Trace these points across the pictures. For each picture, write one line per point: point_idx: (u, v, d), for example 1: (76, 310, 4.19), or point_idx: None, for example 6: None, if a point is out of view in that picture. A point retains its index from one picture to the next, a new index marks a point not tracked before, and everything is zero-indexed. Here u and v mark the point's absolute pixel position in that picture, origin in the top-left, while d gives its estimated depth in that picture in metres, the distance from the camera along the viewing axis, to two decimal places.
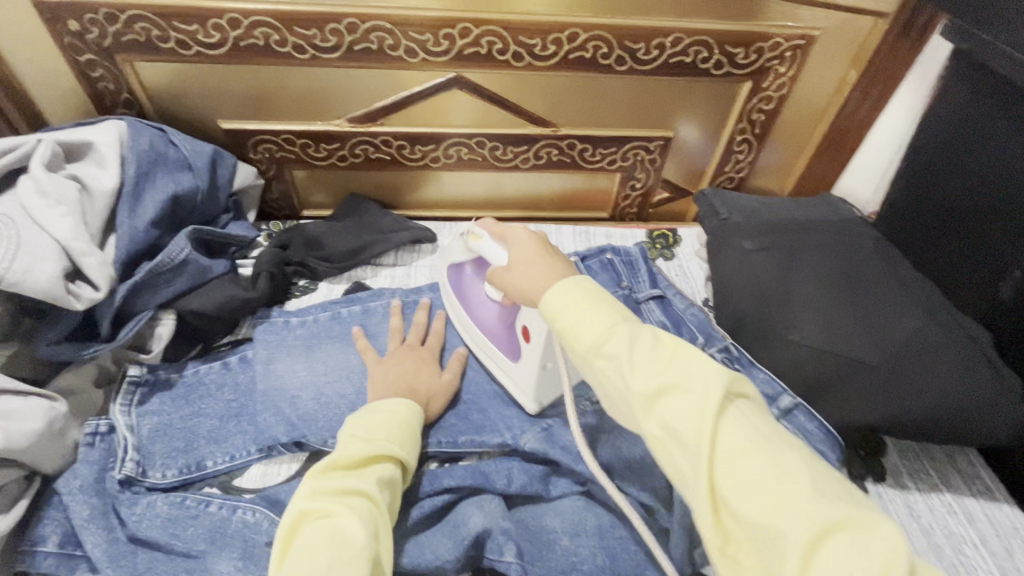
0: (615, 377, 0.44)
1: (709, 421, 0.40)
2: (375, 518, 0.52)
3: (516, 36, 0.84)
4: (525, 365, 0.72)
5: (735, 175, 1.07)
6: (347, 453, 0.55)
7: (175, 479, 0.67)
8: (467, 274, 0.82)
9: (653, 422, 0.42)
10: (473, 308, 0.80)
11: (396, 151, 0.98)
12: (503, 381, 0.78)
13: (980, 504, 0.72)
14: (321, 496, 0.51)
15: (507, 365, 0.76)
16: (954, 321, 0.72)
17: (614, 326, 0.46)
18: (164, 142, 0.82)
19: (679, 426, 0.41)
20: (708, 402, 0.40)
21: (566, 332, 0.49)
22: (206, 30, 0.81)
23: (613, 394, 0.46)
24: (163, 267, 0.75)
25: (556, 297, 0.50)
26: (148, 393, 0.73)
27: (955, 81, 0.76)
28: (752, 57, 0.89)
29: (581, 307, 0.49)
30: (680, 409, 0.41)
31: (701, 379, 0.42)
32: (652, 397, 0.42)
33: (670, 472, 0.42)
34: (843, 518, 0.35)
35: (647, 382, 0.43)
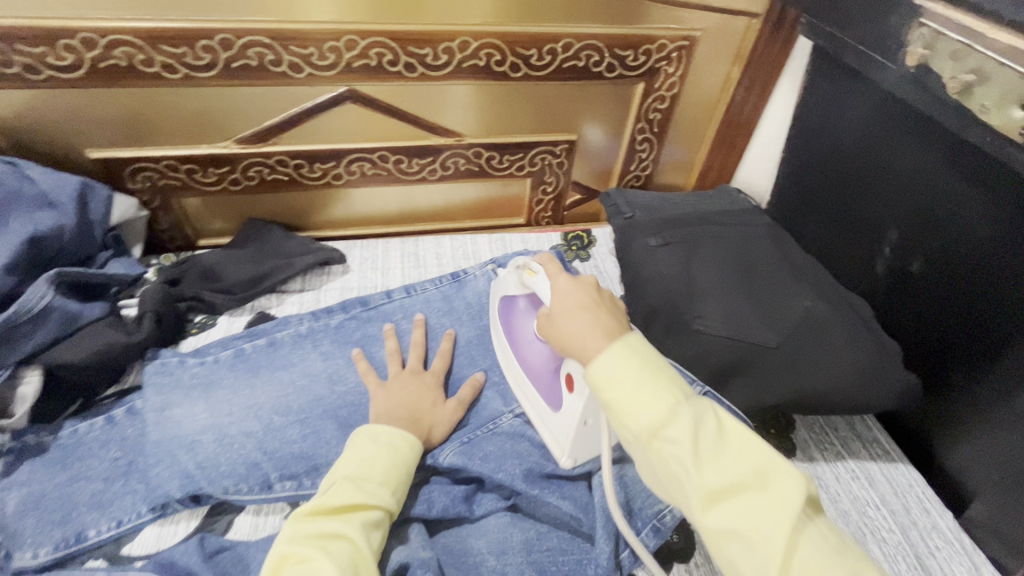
0: (676, 465, 0.45)
1: (784, 532, 0.41)
2: (354, 560, 0.51)
3: (406, 47, 0.82)
4: (564, 416, 0.67)
5: (641, 173, 1.10)
6: (336, 495, 0.55)
7: (50, 558, 0.60)
8: (519, 309, 0.77)
9: (713, 520, 0.44)
10: (523, 348, 0.75)
11: (294, 171, 0.93)
12: (539, 429, 0.72)
13: (880, 467, 0.77)
14: (302, 540, 0.52)
15: (546, 415, 0.71)
16: (843, 300, 0.77)
17: (674, 407, 0.47)
18: (18, 178, 0.74)
19: (747, 531, 0.42)
20: (781, 508, 0.42)
21: (618, 408, 0.49)
22: (56, 52, 0.73)
23: (667, 479, 0.47)
24: (21, 317, 0.66)
25: (607, 365, 0.50)
26: (15, 462, 0.65)
27: (818, 74, 0.81)
28: (641, 59, 0.92)
29: (638, 387, 0.48)
30: (749, 512, 0.43)
31: (772, 484, 0.44)
32: (715, 495, 0.44)
33: (728, 568, 0.44)
34: None
35: (714, 477, 0.44)
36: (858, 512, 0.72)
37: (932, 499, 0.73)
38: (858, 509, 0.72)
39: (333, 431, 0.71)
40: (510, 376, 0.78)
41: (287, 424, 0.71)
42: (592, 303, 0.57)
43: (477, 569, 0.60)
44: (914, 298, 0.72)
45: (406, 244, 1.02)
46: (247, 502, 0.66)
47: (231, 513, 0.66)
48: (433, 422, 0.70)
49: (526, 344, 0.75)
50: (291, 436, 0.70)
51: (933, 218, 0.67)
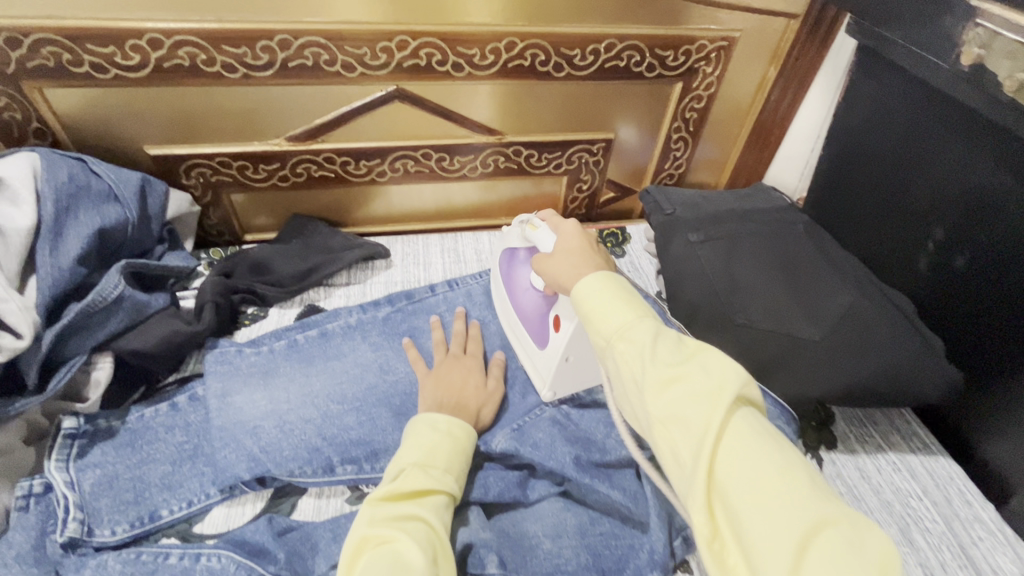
0: (633, 360, 0.47)
1: (719, 410, 0.43)
2: (432, 542, 0.53)
3: (455, 48, 0.84)
4: (549, 353, 0.73)
5: (675, 172, 1.12)
6: (408, 481, 0.57)
7: (126, 535, 0.62)
8: (518, 260, 0.81)
9: (659, 405, 0.45)
10: (517, 292, 0.80)
11: (340, 168, 0.96)
12: (527, 365, 0.80)
13: (920, 459, 0.78)
14: (380, 521, 0.54)
15: (533, 353, 0.77)
16: (883, 295, 0.78)
17: (639, 315, 0.50)
18: (86, 173, 0.76)
19: (687, 413, 0.44)
20: (717, 392, 0.44)
21: (591, 317, 0.52)
22: (124, 52, 0.76)
23: (623, 378, 0.49)
24: (95, 306, 0.69)
25: (585, 284, 0.54)
26: (88, 445, 0.67)
27: (860, 74, 0.83)
28: (681, 59, 0.94)
29: (609, 300, 0.52)
30: (691, 397, 0.44)
31: (714, 376, 0.45)
32: (662, 382, 0.45)
33: (666, 453, 0.45)
34: (833, 514, 0.39)
35: (664, 367, 0.46)
36: (900, 503, 0.73)
37: (974, 491, 0.74)
38: (900, 500, 0.73)
39: (388, 419, 0.73)
40: (507, 323, 0.83)
41: (343, 411, 0.73)
42: (589, 250, 0.62)
43: (533, 551, 0.62)
44: (960, 293, 0.73)
45: (445, 240, 1.04)
46: (310, 485, 0.69)
47: (295, 495, 0.69)
48: (485, 411, 0.72)
49: (519, 291, 0.80)
50: (348, 422, 0.72)
51: (981, 213, 0.68)
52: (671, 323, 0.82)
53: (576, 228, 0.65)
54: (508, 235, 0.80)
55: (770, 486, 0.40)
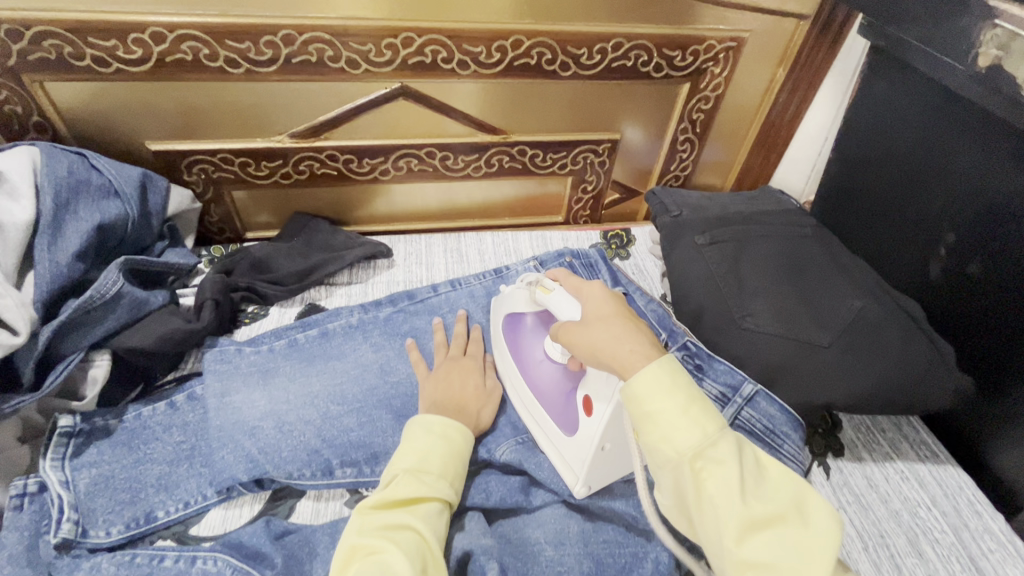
0: (717, 491, 0.44)
1: (818, 567, 0.41)
2: (422, 553, 0.51)
3: (461, 45, 0.83)
4: (580, 441, 0.64)
5: (681, 173, 1.11)
6: (400, 488, 0.56)
7: (121, 536, 0.61)
8: (528, 329, 0.76)
9: (748, 550, 0.43)
10: (530, 366, 0.73)
11: (343, 166, 0.95)
12: (548, 453, 0.70)
13: (929, 468, 0.77)
14: (370, 531, 0.52)
15: (559, 440, 0.68)
16: (893, 301, 0.77)
17: (719, 434, 0.47)
18: (86, 167, 0.75)
19: (782, 564, 0.42)
20: (816, 545, 0.42)
21: (659, 425, 0.48)
22: (126, 46, 0.75)
23: (699, 506, 0.46)
24: (92, 303, 0.68)
25: (648, 377, 0.50)
26: (85, 443, 0.66)
27: (872, 77, 0.82)
28: (688, 60, 0.92)
29: (687, 405, 0.48)
30: (782, 543, 0.43)
31: (812, 524, 0.44)
32: (754, 525, 0.43)
33: None
34: None
35: (756, 507, 0.44)
36: (909, 513, 0.72)
37: (984, 501, 0.73)
38: (908, 510, 0.72)
39: (388, 421, 0.72)
40: (519, 403, 0.75)
41: (343, 413, 0.72)
42: (627, 318, 0.58)
43: (535, 558, 0.61)
44: (973, 300, 0.71)
45: (448, 239, 1.03)
46: (309, 487, 0.67)
47: (293, 497, 0.68)
48: (488, 414, 0.71)
49: (534, 365, 0.73)
50: (348, 424, 0.71)
51: (994, 219, 0.67)
52: (676, 326, 0.81)
53: (606, 294, 0.61)
54: (516, 301, 0.75)
55: None
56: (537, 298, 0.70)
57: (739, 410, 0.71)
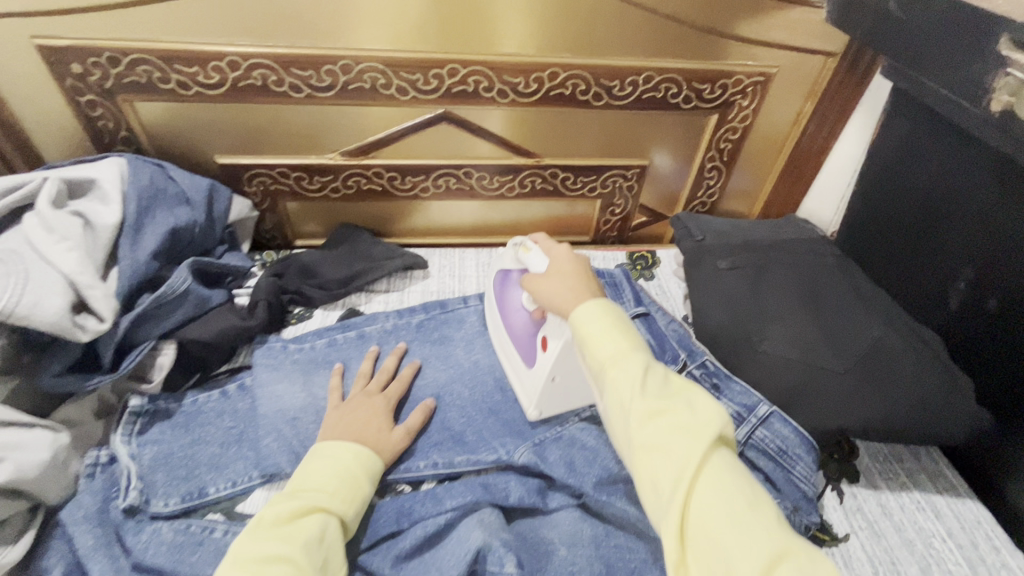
0: (623, 387, 0.52)
1: (700, 448, 0.48)
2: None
3: (501, 75, 0.90)
4: (535, 372, 0.74)
5: (707, 200, 1.14)
6: (276, 517, 0.56)
7: (178, 507, 0.68)
8: (512, 279, 0.82)
9: (644, 435, 0.50)
10: (509, 311, 0.81)
11: (387, 183, 1.02)
12: (514, 384, 0.80)
13: (947, 501, 0.77)
14: (245, 564, 0.52)
15: (521, 372, 0.78)
16: (912, 331, 0.79)
17: (632, 347, 0.56)
18: (164, 178, 0.84)
19: (669, 445, 0.49)
20: (703, 432, 0.49)
21: (588, 342, 0.58)
22: (206, 72, 0.85)
23: (611, 403, 0.54)
24: (165, 298, 0.77)
25: (584, 311, 0.59)
26: (148, 423, 0.74)
27: (896, 114, 0.84)
28: (717, 93, 0.97)
29: (606, 327, 0.57)
30: (675, 431, 0.50)
31: (702, 416, 0.51)
32: (652, 416, 0.51)
33: (648, 480, 0.49)
34: (794, 553, 0.43)
35: (653, 401, 0.51)
36: (923, 543, 0.72)
37: (1003, 537, 0.73)
38: (922, 540, 0.73)
39: None
40: (498, 341, 0.85)
41: None
42: (582, 274, 0.66)
43: (549, 557, 0.65)
44: (994, 334, 0.72)
45: (480, 254, 1.09)
46: None
47: None
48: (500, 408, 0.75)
49: (512, 309, 0.81)
50: None
51: (1012, 254, 0.69)
52: (695, 346, 0.85)
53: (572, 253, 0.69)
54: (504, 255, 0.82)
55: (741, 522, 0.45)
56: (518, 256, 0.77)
57: (752, 429, 0.74)
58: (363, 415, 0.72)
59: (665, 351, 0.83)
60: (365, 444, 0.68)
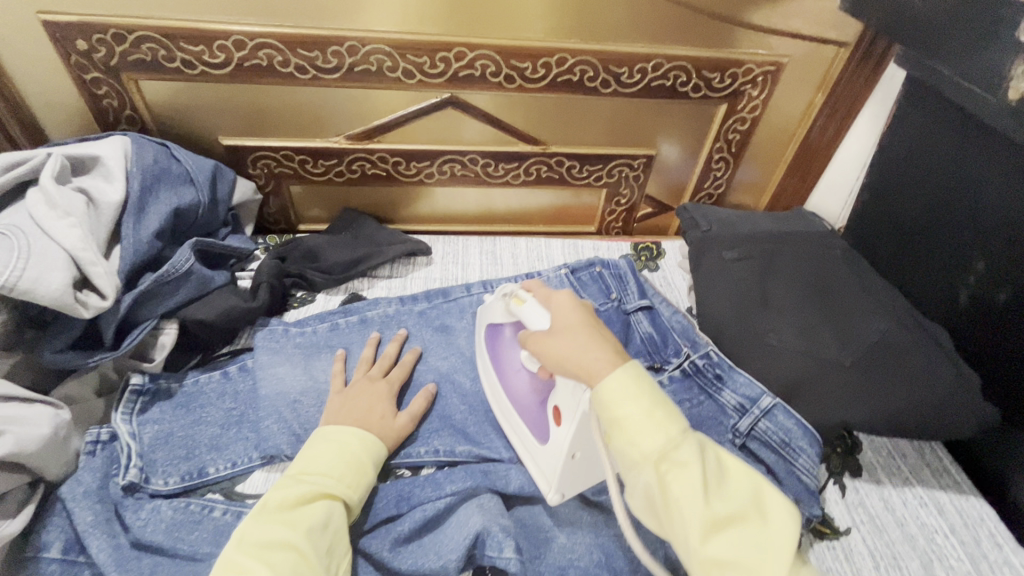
0: (684, 494, 0.48)
1: (777, 560, 0.46)
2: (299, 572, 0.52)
3: (508, 60, 0.89)
4: (552, 450, 0.65)
5: (714, 192, 1.13)
6: (281, 502, 0.56)
7: (177, 486, 0.68)
8: (506, 338, 0.77)
9: (711, 548, 0.47)
10: (510, 376, 0.74)
11: (392, 168, 1.02)
12: (527, 464, 0.70)
13: (950, 497, 0.76)
14: (249, 548, 0.52)
15: (534, 448, 0.69)
16: (919, 326, 0.78)
17: (682, 437, 0.51)
18: (168, 158, 0.84)
19: (742, 559, 0.46)
20: (773, 538, 0.47)
21: (626, 430, 0.52)
22: (212, 51, 0.84)
23: (665, 509, 0.50)
24: (168, 278, 0.76)
25: (625, 391, 0.53)
26: (150, 402, 0.74)
27: (909, 105, 0.83)
28: (727, 82, 0.96)
29: (650, 410, 0.52)
30: (744, 540, 0.47)
31: (767, 517, 0.49)
32: (720, 523, 0.48)
33: None
34: None
35: (719, 507, 0.48)
36: (925, 539, 0.72)
37: (1007, 535, 0.72)
38: (925, 536, 0.72)
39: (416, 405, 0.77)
40: (500, 414, 0.75)
41: None
42: (590, 326, 0.61)
43: (548, 544, 0.64)
44: (1004, 329, 0.71)
45: (484, 242, 1.08)
46: None
47: None
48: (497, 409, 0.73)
49: (513, 373, 0.74)
50: None
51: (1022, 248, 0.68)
52: (699, 337, 0.85)
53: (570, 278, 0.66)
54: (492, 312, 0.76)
55: None
56: (508, 310, 0.71)
57: (755, 420, 0.73)
58: (364, 399, 0.71)
59: (666, 344, 0.84)
60: (367, 428, 0.67)
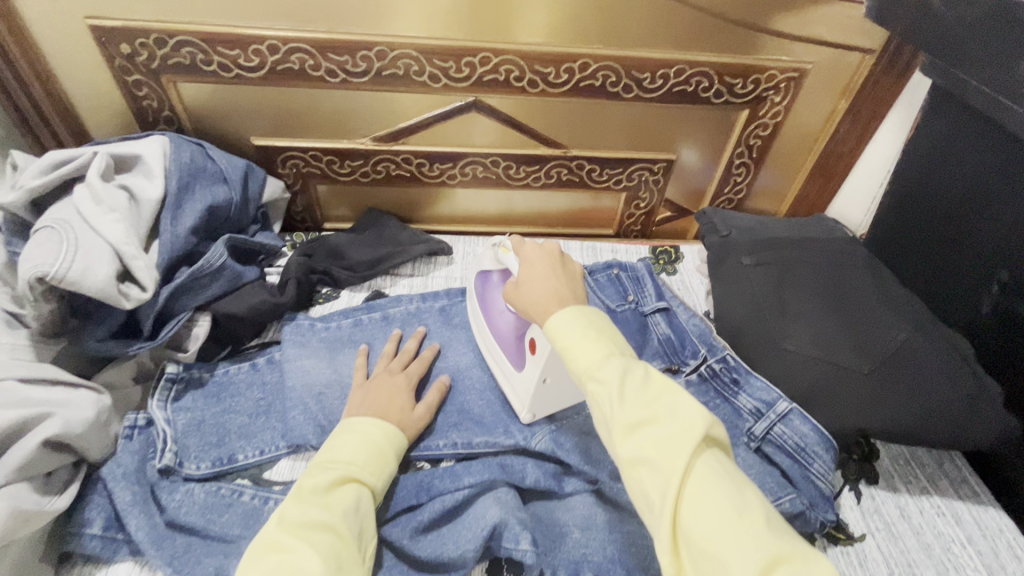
0: (603, 401, 0.49)
1: (685, 457, 0.45)
2: (337, 552, 0.53)
3: (532, 65, 0.91)
4: (526, 377, 0.73)
5: (734, 197, 1.14)
6: (315, 486, 0.58)
7: (209, 471, 0.71)
8: (492, 281, 0.82)
9: (630, 448, 0.47)
10: (493, 315, 0.81)
11: (415, 169, 1.04)
12: (506, 389, 0.79)
13: (969, 507, 0.76)
14: (289, 528, 0.54)
15: (510, 375, 0.77)
16: (939, 333, 0.77)
17: (610, 355, 0.52)
18: (203, 156, 0.87)
19: (654, 457, 0.46)
20: (684, 434, 0.46)
21: (566, 352, 0.55)
22: (247, 55, 0.87)
23: (597, 416, 0.51)
24: (202, 272, 0.79)
25: (560, 320, 0.56)
26: (183, 390, 0.77)
27: (935, 113, 0.83)
28: (749, 87, 0.96)
29: (583, 331, 0.54)
30: (658, 439, 0.46)
31: (682, 416, 0.47)
32: (632, 425, 0.47)
33: (640, 495, 0.46)
34: (788, 558, 0.40)
35: (633, 409, 0.48)
36: (941, 547, 0.72)
37: None
38: (941, 544, 0.72)
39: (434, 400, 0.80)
40: (484, 345, 0.84)
41: None
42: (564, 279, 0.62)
43: (563, 538, 0.66)
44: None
45: None
46: None
47: None
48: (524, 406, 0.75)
49: (496, 312, 0.80)
50: None
51: None
52: (715, 340, 0.85)
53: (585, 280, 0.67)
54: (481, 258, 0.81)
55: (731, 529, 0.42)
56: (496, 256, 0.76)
57: (769, 424, 0.74)
58: (387, 392, 0.74)
59: (684, 346, 0.85)
60: (391, 421, 0.70)
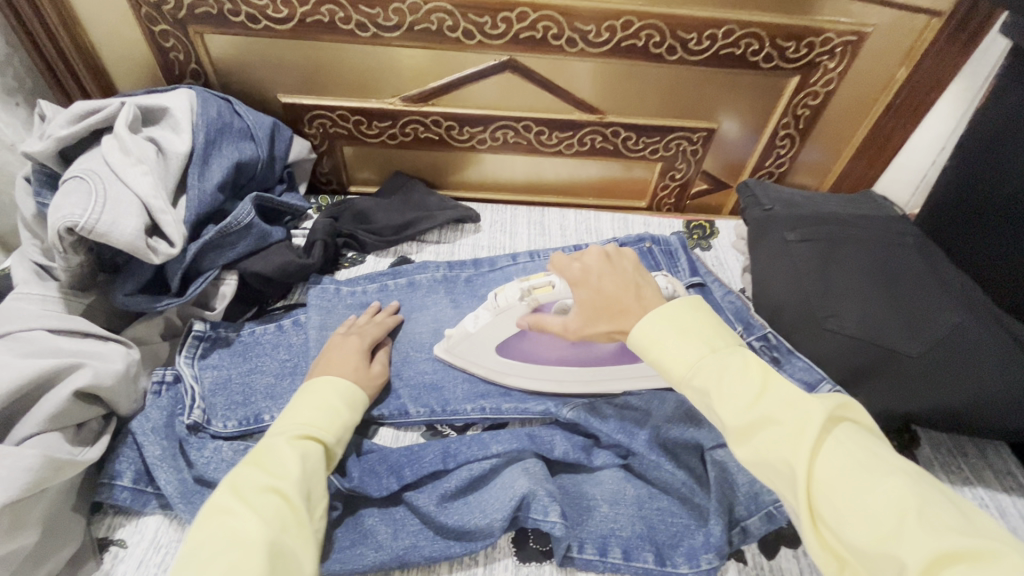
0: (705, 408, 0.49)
1: (806, 456, 0.43)
2: (283, 516, 0.50)
3: (572, 23, 0.86)
4: None
5: (775, 170, 1.08)
6: (266, 450, 0.55)
7: (235, 430, 0.70)
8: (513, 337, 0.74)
9: (747, 450, 0.47)
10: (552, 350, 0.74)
11: (444, 132, 1.01)
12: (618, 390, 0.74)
13: (1014, 500, 0.73)
14: (236, 492, 0.50)
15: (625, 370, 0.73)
16: (993, 316, 0.73)
17: (704, 358, 0.50)
18: (230, 112, 0.85)
19: (774, 458, 0.45)
20: (806, 432, 0.44)
21: (658, 362, 0.53)
22: (275, 5, 0.84)
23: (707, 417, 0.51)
24: (229, 230, 0.78)
25: (643, 328, 0.54)
26: (210, 348, 0.77)
27: (1010, 81, 0.76)
28: (802, 51, 0.90)
29: (671, 337, 0.52)
30: (775, 441, 0.45)
31: (797, 412, 0.45)
32: (746, 430, 0.46)
33: (772, 489, 0.46)
34: (961, 550, 0.37)
35: (742, 414, 0.47)
36: None
37: None
38: None
39: (460, 369, 0.79)
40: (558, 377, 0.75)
41: (421, 358, 0.80)
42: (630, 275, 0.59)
43: (591, 512, 0.65)
44: None
45: (532, 212, 1.07)
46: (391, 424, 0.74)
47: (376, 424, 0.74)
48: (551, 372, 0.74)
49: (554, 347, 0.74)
50: (423, 367, 0.78)
51: None
52: (753, 319, 0.82)
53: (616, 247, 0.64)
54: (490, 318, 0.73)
55: (883, 522, 0.40)
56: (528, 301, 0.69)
57: None
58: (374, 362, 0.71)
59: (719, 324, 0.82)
60: None
